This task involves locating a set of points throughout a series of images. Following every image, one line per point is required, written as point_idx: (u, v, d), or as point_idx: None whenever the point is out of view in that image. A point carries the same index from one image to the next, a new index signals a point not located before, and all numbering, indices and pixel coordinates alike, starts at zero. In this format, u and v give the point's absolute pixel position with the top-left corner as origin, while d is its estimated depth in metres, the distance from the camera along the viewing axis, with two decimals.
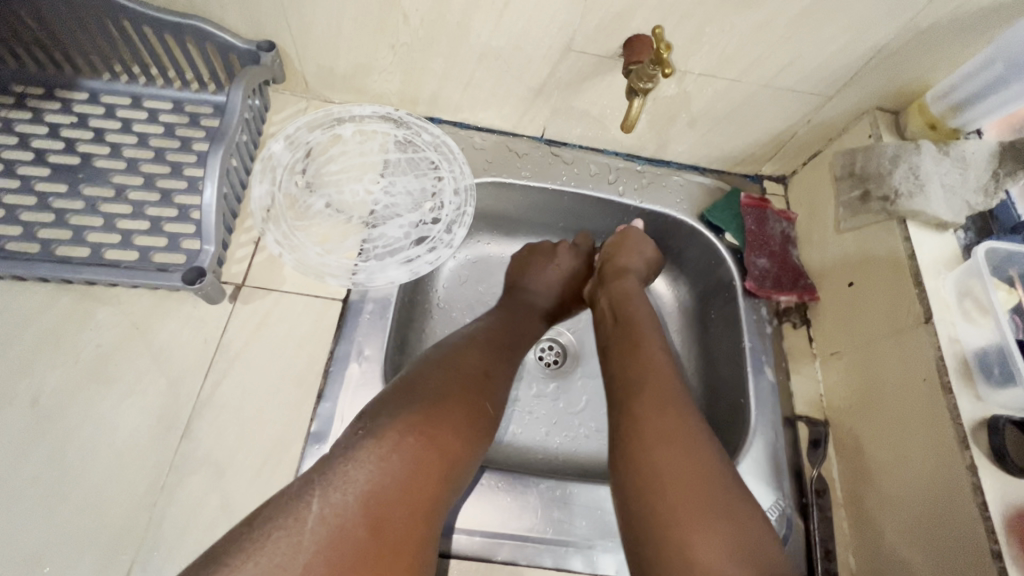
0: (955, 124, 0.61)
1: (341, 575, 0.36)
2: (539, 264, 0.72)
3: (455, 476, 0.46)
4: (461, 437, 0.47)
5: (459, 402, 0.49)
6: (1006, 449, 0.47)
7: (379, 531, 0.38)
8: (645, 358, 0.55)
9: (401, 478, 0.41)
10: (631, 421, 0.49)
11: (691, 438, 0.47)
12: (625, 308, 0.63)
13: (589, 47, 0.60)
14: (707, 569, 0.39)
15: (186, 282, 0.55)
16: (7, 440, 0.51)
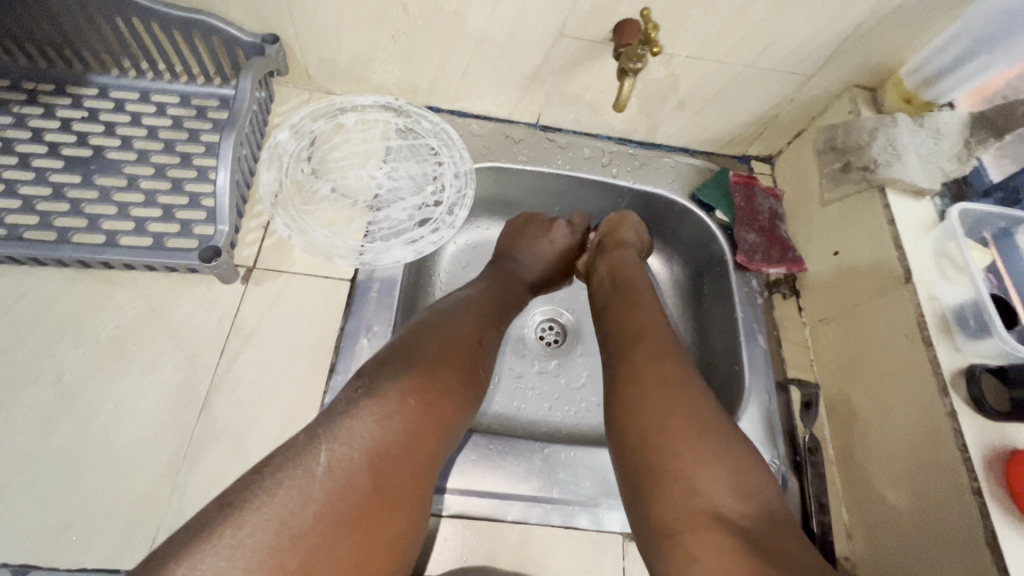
0: (928, 97, 0.66)
1: (348, 522, 0.37)
2: (533, 235, 0.73)
3: (450, 432, 0.47)
4: (454, 396, 0.48)
5: (456, 359, 0.51)
6: (982, 395, 0.50)
7: (379, 481, 0.40)
8: (647, 321, 0.58)
9: (402, 437, 0.42)
10: (633, 375, 0.52)
11: (695, 391, 0.49)
12: (623, 274, 0.66)
13: (580, 32, 0.63)
14: (710, 505, 0.42)
15: (203, 260, 0.57)
16: (35, 417, 0.53)
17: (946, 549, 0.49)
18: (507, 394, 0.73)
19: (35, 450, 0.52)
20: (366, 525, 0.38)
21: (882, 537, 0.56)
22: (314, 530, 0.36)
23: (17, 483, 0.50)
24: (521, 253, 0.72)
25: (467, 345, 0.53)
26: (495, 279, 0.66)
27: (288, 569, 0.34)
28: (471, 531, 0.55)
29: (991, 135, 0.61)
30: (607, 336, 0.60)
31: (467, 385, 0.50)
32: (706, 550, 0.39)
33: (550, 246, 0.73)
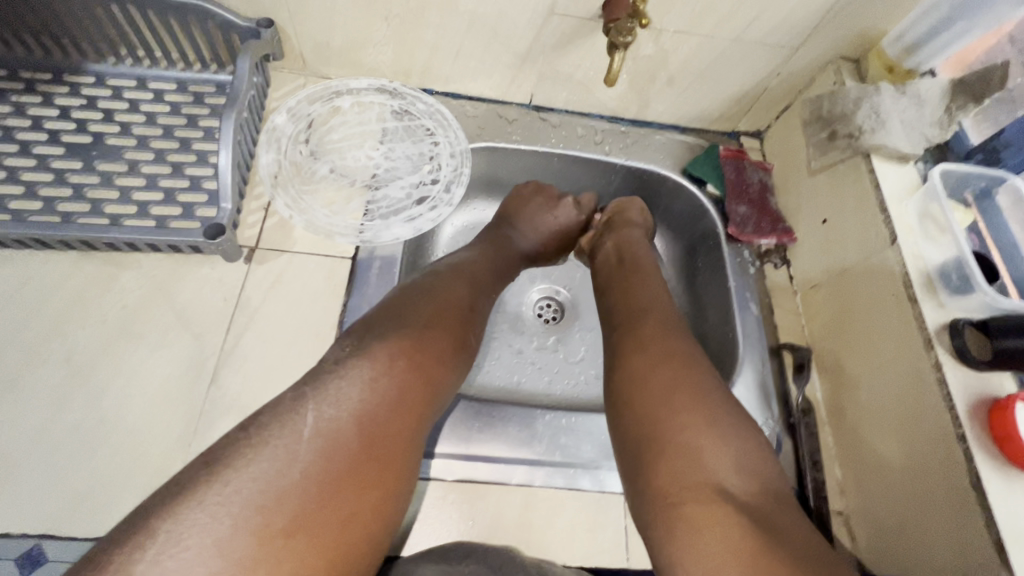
0: (909, 65, 0.68)
1: (333, 483, 0.37)
2: (540, 209, 0.75)
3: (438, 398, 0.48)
4: (447, 361, 0.49)
5: (454, 326, 0.51)
6: (965, 347, 0.52)
7: (370, 439, 0.40)
8: (652, 297, 0.59)
9: (391, 400, 0.42)
10: (636, 344, 0.53)
11: (700, 361, 0.50)
12: (630, 251, 0.68)
13: (570, 10, 0.65)
14: (711, 475, 0.42)
15: (207, 237, 0.59)
16: (48, 396, 0.54)
17: (947, 511, 0.50)
18: (508, 368, 0.74)
19: (50, 428, 0.53)
20: (353, 486, 0.38)
21: (880, 498, 0.57)
22: (299, 489, 0.36)
23: (34, 459, 0.51)
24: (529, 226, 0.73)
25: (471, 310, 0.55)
26: (490, 246, 0.67)
27: (273, 527, 0.35)
28: (477, 495, 0.56)
29: (969, 101, 0.62)
30: (610, 309, 0.61)
31: (459, 350, 0.50)
32: (706, 517, 0.39)
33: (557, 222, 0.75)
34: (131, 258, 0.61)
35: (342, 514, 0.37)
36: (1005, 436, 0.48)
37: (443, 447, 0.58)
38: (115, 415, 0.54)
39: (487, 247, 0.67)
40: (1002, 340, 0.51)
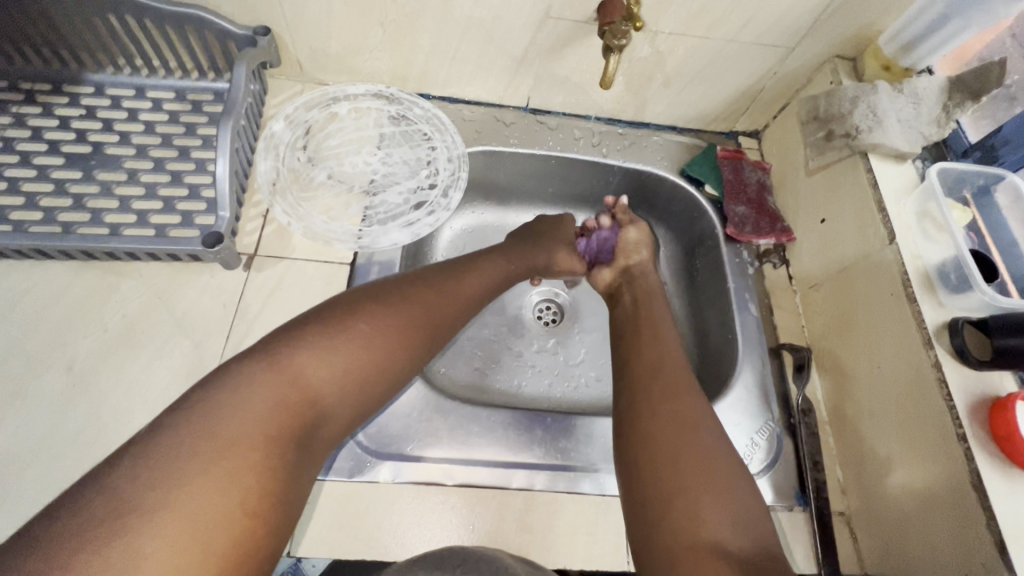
0: (907, 63, 0.67)
1: (161, 475, 0.35)
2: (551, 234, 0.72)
3: (331, 398, 0.44)
4: (336, 357, 0.45)
5: (358, 315, 0.48)
6: (965, 346, 0.52)
7: (221, 429, 0.37)
8: (663, 355, 0.57)
9: (243, 391, 0.40)
10: (644, 407, 0.51)
11: (710, 429, 0.49)
12: (646, 305, 0.66)
13: (565, 13, 0.65)
14: (711, 538, 0.42)
15: (207, 245, 0.59)
16: (50, 405, 0.54)
17: (951, 524, 0.49)
18: (508, 372, 0.74)
19: (51, 437, 0.53)
20: (185, 476, 0.35)
21: (882, 502, 0.56)
22: (126, 484, 0.34)
23: (36, 467, 0.52)
24: (538, 249, 0.70)
25: (382, 301, 0.51)
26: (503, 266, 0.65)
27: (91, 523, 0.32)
28: (475, 500, 0.56)
29: (967, 99, 0.62)
30: (620, 364, 0.59)
31: (358, 345, 0.46)
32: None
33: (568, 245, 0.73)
34: (132, 267, 0.62)
35: (175, 510, 0.34)
36: (1006, 436, 0.48)
37: (442, 452, 0.58)
38: (117, 424, 0.55)
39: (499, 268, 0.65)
40: (1002, 339, 0.50)
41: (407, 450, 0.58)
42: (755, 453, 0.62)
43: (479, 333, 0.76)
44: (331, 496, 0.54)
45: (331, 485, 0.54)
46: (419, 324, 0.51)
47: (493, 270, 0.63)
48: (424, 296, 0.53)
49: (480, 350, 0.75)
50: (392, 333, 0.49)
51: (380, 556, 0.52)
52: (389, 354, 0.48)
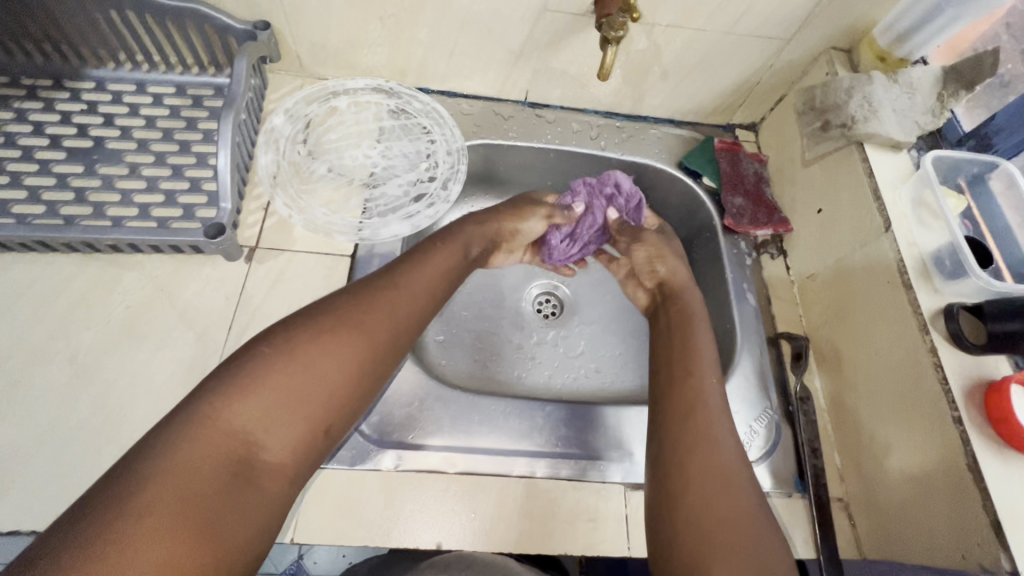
0: (901, 54, 0.68)
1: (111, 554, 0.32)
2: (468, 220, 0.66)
3: (265, 442, 0.41)
4: (257, 400, 0.41)
5: (315, 346, 0.45)
6: (960, 330, 0.53)
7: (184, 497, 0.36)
8: (706, 405, 0.51)
9: (202, 453, 0.38)
10: (677, 472, 0.47)
11: (747, 502, 0.45)
12: (682, 331, 0.59)
13: (563, 5, 0.65)
14: None
15: (208, 236, 0.60)
16: (52, 396, 0.55)
17: (949, 510, 0.50)
18: (508, 363, 0.75)
19: (55, 427, 0.54)
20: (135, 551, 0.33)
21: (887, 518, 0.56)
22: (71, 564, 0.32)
23: (39, 457, 0.52)
24: (442, 240, 0.60)
25: (301, 329, 0.46)
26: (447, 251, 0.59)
27: None
28: (477, 488, 0.56)
29: (960, 88, 0.62)
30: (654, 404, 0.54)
31: (283, 381, 0.42)
32: None
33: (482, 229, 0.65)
34: (135, 259, 0.62)
35: None
36: (1001, 418, 0.49)
37: (444, 441, 0.59)
38: (121, 413, 0.55)
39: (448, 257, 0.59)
40: (996, 323, 0.51)
41: (409, 439, 0.58)
42: (754, 440, 0.63)
43: (470, 302, 0.78)
44: (332, 485, 0.54)
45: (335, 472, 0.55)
46: (352, 348, 0.46)
47: (423, 268, 0.55)
48: (355, 317, 0.48)
49: (478, 342, 0.75)
50: (320, 362, 0.44)
51: (383, 541, 0.53)
52: (321, 387, 0.44)
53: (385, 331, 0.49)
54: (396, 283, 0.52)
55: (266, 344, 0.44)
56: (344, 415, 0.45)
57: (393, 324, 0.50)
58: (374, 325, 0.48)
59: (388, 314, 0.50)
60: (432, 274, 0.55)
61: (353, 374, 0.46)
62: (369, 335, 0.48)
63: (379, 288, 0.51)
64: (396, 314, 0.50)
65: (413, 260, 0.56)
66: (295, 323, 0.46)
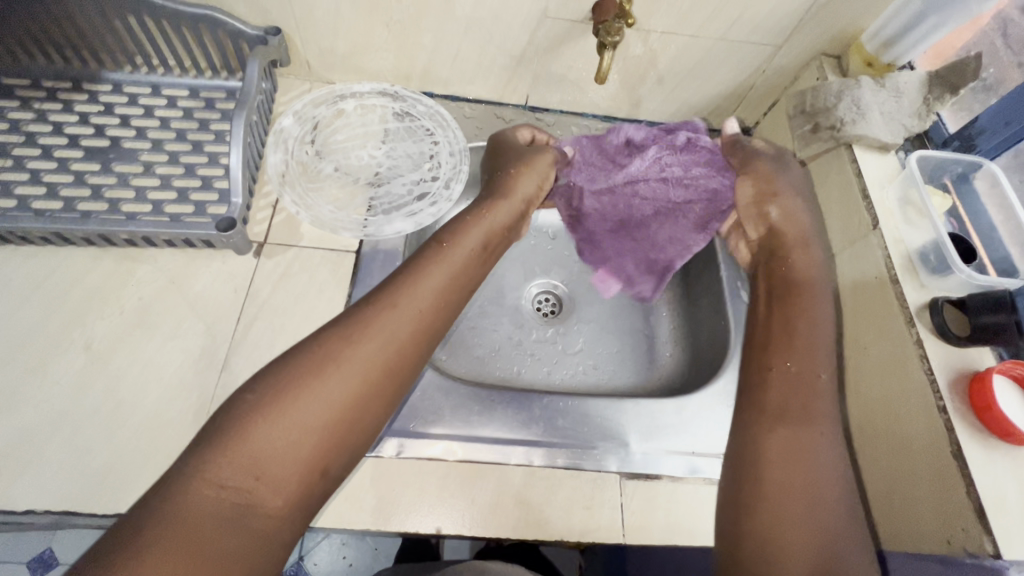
0: (888, 59, 0.71)
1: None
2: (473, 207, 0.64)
3: (259, 489, 0.40)
4: (244, 450, 0.41)
5: (310, 380, 0.44)
6: (945, 324, 0.54)
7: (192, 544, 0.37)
8: (811, 413, 0.52)
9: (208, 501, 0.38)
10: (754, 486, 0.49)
11: (835, 512, 0.47)
12: (798, 325, 0.58)
13: (562, 12, 0.68)
14: None
15: (220, 230, 0.62)
16: (67, 383, 0.57)
17: (933, 497, 0.51)
18: (508, 360, 0.76)
19: (69, 412, 0.56)
20: None
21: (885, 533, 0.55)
22: None
23: (54, 440, 0.54)
24: (445, 240, 0.58)
25: (289, 375, 0.45)
26: (452, 241, 0.58)
27: None
28: (476, 475, 0.58)
29: (946, 91, 0.64)
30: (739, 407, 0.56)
31: (270, 430, 0.42)
32: None
33: (494, 216, 0.63)
34: (149, 253, 0.65)
35: None
36: (984, 407, 0.50)
37: (446, 429, 0.61)
38: (133, 400, 0.57)
39: (452, 254, 0.57)
40: (978, 316, 0.53)
41: (411, 427, 0.60)
42: None
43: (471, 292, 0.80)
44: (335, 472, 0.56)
45: (375, 461, 0.57)
46: (343, 386, 0.45)
47: (424, 274, 0.54)
48: (346, 352, 0.47)
49: (479, 339, 0.77)
50: (310, 406, 0.44)
51: (384, 526, 0.54)
52: (312, 430, 0.43)
53: (379, 363, 0.47)
54: (393, 306, 0.50)
55: (254, 390, 0.43)
56: (342, 450, 0.45)
57: (391, 355, 0.48)
58: (368, 355, 0.47)
59: (382, 345, 0.48)
60: (432, 288, 0.53)
61: (346, 412, 0.45)
62: (361, 370, 0.46)
63: (371, 316, 0.49)
64: (392, 345, 0.49)
65: (411, 269, 0.54)
66: (284, 367, 0.45)
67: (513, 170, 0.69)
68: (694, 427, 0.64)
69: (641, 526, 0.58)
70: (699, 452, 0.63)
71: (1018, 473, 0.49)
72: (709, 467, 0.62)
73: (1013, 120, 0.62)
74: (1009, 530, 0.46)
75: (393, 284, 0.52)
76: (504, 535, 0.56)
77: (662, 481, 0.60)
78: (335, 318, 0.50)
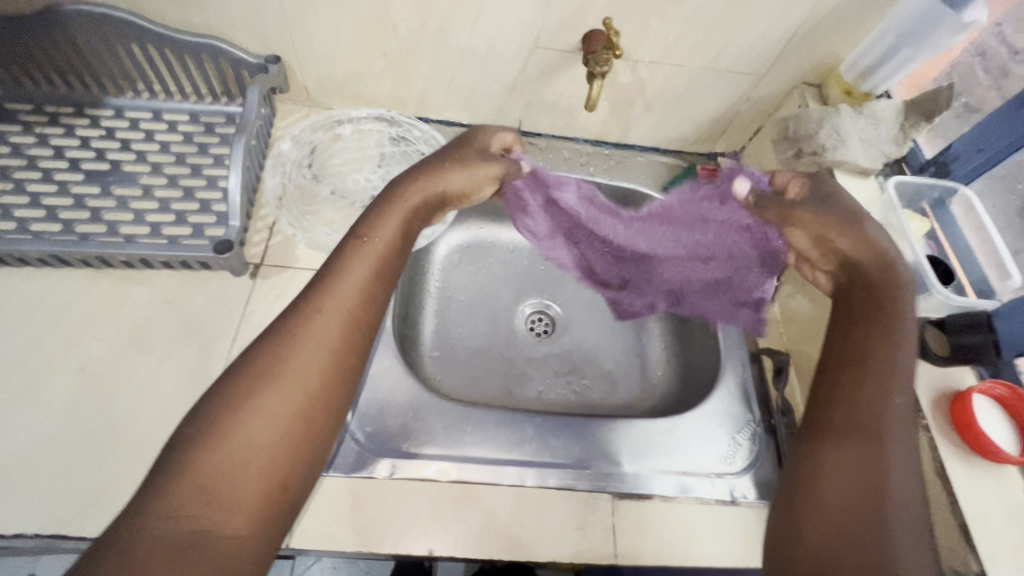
0: (866, 88, 0.74)
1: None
2: (384, 194, 0.58)
3: (217, 512, 0.38)
4: (194, 476, 0.39)
5: (266, 388, 0.44)
6: (925, 343, 0.57)
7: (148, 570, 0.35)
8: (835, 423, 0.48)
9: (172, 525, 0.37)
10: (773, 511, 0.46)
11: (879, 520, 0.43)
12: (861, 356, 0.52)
13: (553, 43, 0.71)
14: None
15: (217, 252, 0.63)
16: (60, 403, 0.57)
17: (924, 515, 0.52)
18: (501, 379, 0.77)
19: (61, 434, 0.56)
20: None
21: None
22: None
23: (45, 461, 0.54)
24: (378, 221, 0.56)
25: (220, 406, 0.42)
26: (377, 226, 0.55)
27: None
28: (468, 496, 0.58)
29: (921, 120, 0.68)
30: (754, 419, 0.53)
31: (225, 446, 0.40)
32: None
33: (406, 200, 0.58)
34: (145, 274, 0.66)
35: None
36: (964, 425, 0.52)
37: (438, 450, 0.61)
38: (125, 421, 0.57)
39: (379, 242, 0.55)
40: (958, 336, 0.55)
41: (403, 447, 0.60)
42: (738, 452, 0.66)
43: (468, 309, 0.81)
44: (330, 489, 0.56)
45: (333, 480, 0.57)
46: (287, 399, 0.44)
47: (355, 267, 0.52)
48: (279, 364, 0.45)
49: (472, 359, 0.78)
50: (264, 416, 0.42)
51: (377, 548, 0.54)
52: (262, 447, 0.41)
53: (326, 367, 0.46)
54: (321, 309, 0.48)
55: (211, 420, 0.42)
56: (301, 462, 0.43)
57: (328, 358, 0.47)
58: (317, 359, 0.46)
59: (316, 351, 0.46)
60: (358, 283, 0.51)
61: (294, 424, 0.43)
62: (310, 376, 0.45)
63: (297, 326, 0.47)
64: (326, 350, 0.47)
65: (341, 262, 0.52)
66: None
67: (445, 159, 0.62)
68: (685, 447, 0.65)
69: (633, 547, 0.58)
70: (690, 471, 0.64)
71: (999, 491, 0.51)
72: (700, 485, 0.62)
73: (984, 147, 0.66)
74: (992, 547, 0.48)
75: (332, 280, 0.51)
76: (496, 557, 0.56)
77: (654, 500, 0.61)
78: (253, 342, 0.47)
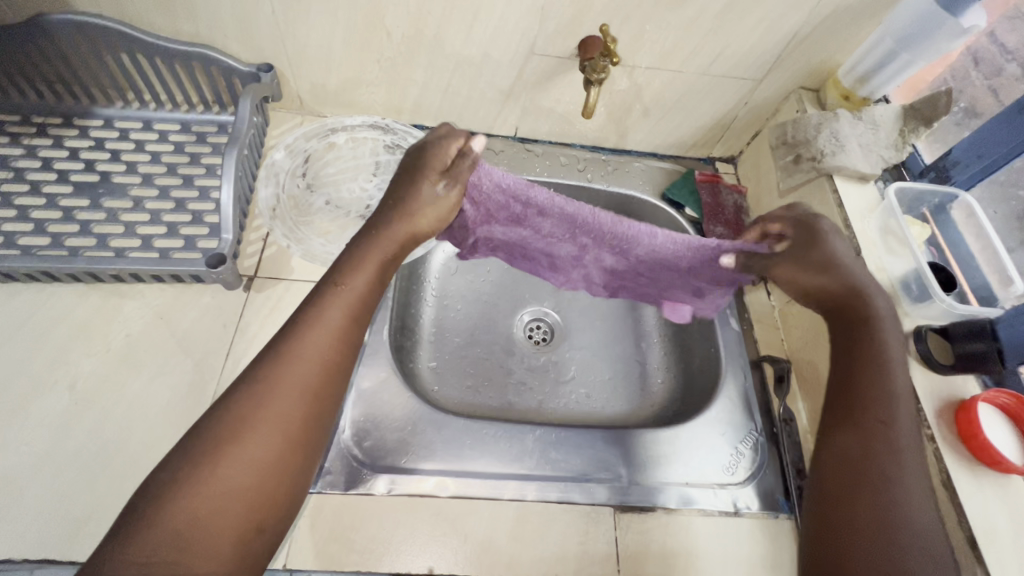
0: (863, 93, 0.74)
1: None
2: (350, 249, 0.54)
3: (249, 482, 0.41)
4: (169, 524, 0.38)
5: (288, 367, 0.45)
6: (929, 352, 0.57)
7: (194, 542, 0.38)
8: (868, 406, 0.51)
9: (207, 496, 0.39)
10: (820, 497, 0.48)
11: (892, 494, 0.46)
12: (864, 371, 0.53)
13: (550, 50, 0.70)
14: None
15: (209, 266, 0.62)
16: (48, 423, 0.56)
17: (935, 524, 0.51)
18: (498, 389, 0.75)
19: (50, 454, 0.54)
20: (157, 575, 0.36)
21: None
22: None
23: (34, 482, 0.53)
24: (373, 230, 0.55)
25: (214, 433, 0.42)
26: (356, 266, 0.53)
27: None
28: (467, 512, 0.57)
29: (920, 125, 0.68)
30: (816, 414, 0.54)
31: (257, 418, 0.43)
32: None
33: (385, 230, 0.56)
34: (137, 288, 0.64)
35: None
36: (971, 435, 0.52)
37: (438, 465, 0.60)
38: (117, 440, 0.56)
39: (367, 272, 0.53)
40: (963, 344, 0.55)
41: (400, 462, 0.59)
42: (740, 462, 0.65)
43: (465, 315, 0.81)
44: (326, 507, 0.55)
45: (329, 496, 0.56)
46: (266, 446, 0.42)
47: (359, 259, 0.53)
48: (255, 410, 0.43)
49: (469, 366, 0.77)
50: (286, 396, 0.44)
51: (375, 566, 0.53)
52: (239, 492, 0.40)
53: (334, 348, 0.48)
54: (309, 333, 0.47)
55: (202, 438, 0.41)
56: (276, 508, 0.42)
57: (307, 402, 0.45)
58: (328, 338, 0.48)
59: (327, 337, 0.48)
60: (333, 322, 0.49)
61: (274, 470, 0.42)
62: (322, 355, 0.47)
63: (269, 371, 0.45)
64: (305, 397, 0.45)
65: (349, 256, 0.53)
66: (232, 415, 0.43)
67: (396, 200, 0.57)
68: (688, 456, 0.65)
69: (637, 560, 0.57)
70: (692, 482, 0.63)
71: (1004, 502, 0.50)
72: (702, 497, 0.62)
73: (984, 154, 0.65)
74: (1000, 560, 0.47)
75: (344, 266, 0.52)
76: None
77: (657, 513, 0.60)
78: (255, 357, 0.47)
